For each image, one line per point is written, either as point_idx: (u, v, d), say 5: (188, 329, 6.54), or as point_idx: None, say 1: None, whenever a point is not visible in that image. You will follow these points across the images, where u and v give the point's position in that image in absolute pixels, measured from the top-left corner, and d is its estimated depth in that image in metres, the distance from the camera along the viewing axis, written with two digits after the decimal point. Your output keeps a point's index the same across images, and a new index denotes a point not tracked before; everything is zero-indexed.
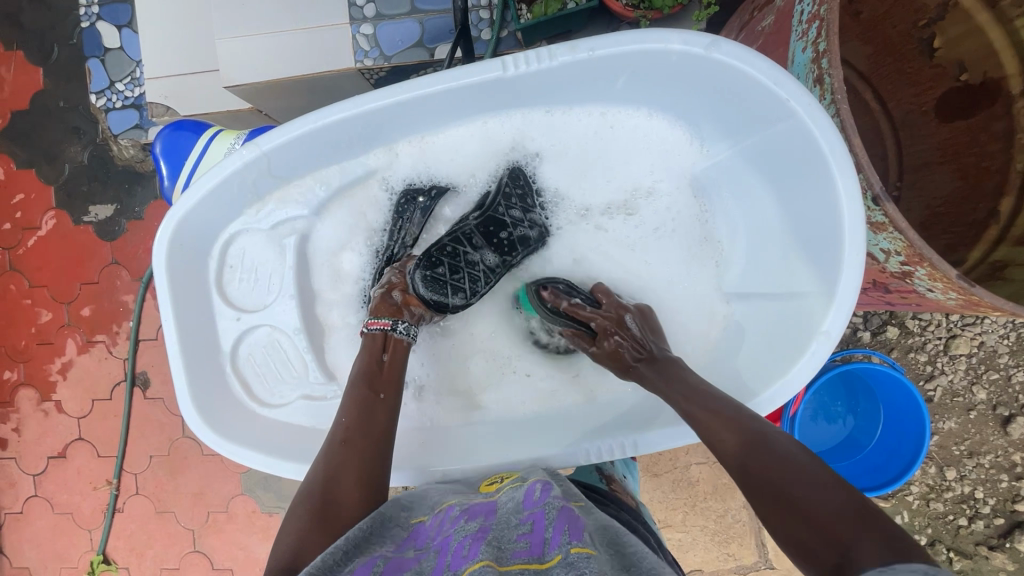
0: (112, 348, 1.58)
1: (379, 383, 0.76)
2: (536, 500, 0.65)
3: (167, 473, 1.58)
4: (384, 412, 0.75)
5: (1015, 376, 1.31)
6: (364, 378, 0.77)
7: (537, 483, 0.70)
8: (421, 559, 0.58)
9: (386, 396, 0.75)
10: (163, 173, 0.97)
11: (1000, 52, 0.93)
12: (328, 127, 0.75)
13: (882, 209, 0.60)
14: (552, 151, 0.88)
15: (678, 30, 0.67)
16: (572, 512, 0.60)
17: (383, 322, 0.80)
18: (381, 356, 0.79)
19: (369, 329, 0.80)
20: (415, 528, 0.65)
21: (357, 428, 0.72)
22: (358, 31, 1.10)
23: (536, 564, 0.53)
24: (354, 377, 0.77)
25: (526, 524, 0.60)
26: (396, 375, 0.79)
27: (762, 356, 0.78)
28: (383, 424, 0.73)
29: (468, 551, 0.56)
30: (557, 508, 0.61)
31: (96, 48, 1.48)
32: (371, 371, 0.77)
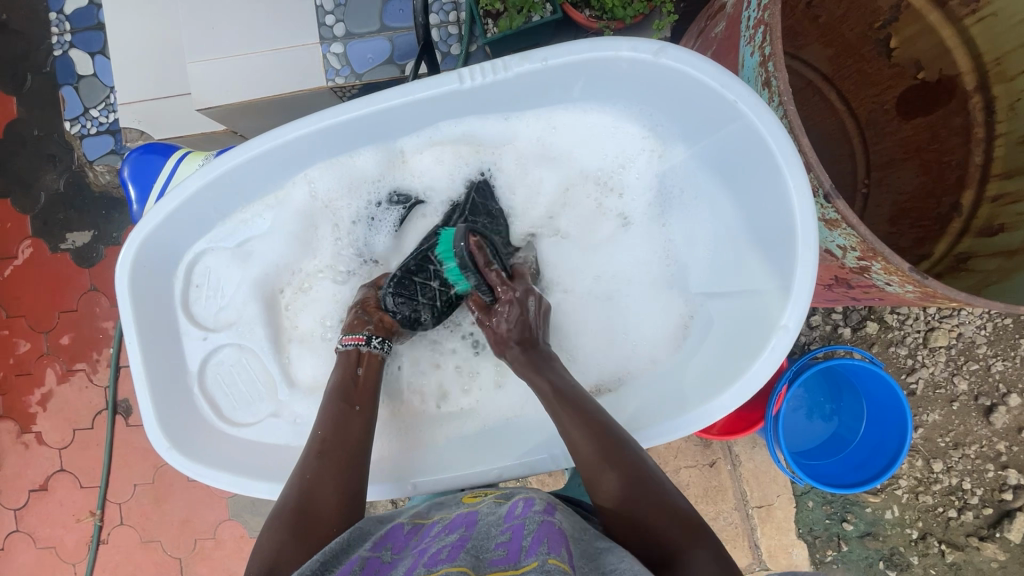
0: (93, 376, 1.56)
1: (353, 396, 0.77)
2: (517, 514, 0.63)
3: (152, 502, 1.55)
4: (360, 423, 0.75)
5: (994, 366, 1.33)
6: (339, 391, 0.78)
7: (521, 499, 0.67)
8: (396, 564, 0.57)
9: (362, 408, 0.77)
10: (133, 196, 0.97)
11: (952, 50, 0.96)
12: (286, 144, 0.75)
13: (834, 207, 0.61)
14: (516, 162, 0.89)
15: (626, 38, 0.68)
16: (554, 528, 0.59)
17: (357, 338, 0.82)
18: (354, 370, 0.81)
19: (344, 344, 0.83)
20: (393, 534, 0.65)
21: (333, 440, 0.72)
22: (329, 50, 1.11)
23: (511, 569, 0.52)
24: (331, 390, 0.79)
25: (505, 538, 0.59)
26: (370, 387, 0.80)
27: (728, 354, 0.78)
28: (359, 437, 0.74)
29: (445, 557, 0.56)
30: (536, 522, 0.60)
31: (69, 76, 1.49)
32: (346, 385, 0.79)
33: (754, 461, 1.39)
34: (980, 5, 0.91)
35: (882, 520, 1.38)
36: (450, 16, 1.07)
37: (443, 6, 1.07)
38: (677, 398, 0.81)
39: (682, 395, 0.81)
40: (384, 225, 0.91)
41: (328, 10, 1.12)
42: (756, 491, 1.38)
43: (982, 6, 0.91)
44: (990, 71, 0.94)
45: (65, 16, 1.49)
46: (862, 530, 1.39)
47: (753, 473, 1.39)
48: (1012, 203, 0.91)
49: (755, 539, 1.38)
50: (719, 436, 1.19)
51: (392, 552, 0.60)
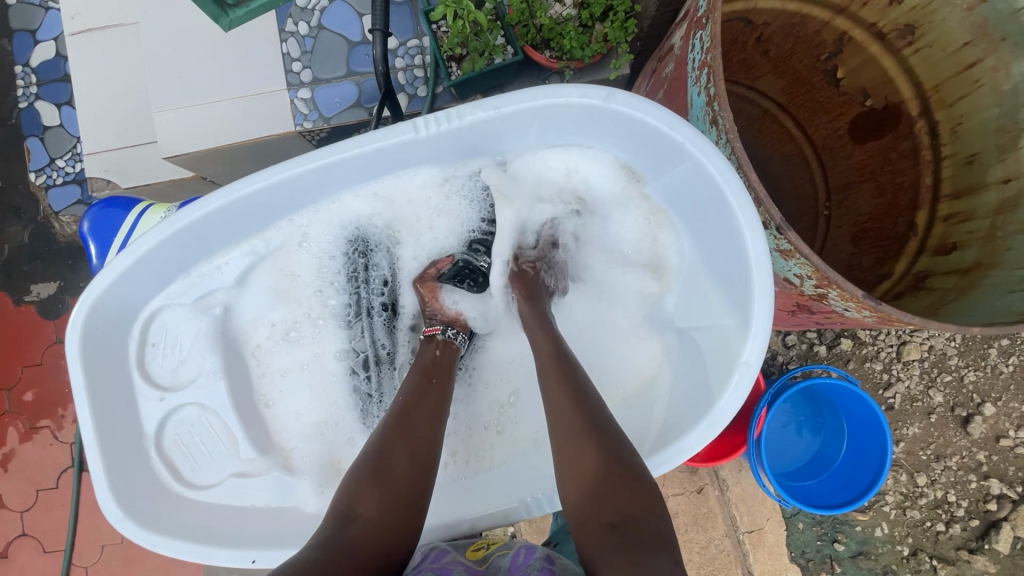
0: (58, 433, 1.50)
1: (431, 370, 0.79)
2: (520, 564, 0.64)
3: (121, 563, 1.47)
4: (435, 394, 0.76)
5: (966, 376, 1.35)
6: (418, 364, 0.80)
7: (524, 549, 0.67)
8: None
9: (438, 380, 0.78)
10: (93, 251, 0.95)
11: (895, 79, 1.00)
12: (244, 198, 0.75)
13: (786, 237, 0.62)
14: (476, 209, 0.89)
15: (576, 84, 0.70)
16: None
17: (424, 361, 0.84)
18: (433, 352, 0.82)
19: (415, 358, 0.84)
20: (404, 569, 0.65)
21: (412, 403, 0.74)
22: (296, 96, 1.12)
23: None
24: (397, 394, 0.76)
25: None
26: (449, 366, 0.82)
27: (700, 390, 0.77)
28: (435, 402, 0.75)
29: None
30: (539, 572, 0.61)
31: (35, 127, 1.48)
32: (426, 361, 0.80)
33: (741, 486, 1.37)
34: (915, 38, 0.95)
35: (873, 538, 1.37)
36: (415, 60, 1.09)
37: (409, 50, 1.09)
38: (652, 436, 0.80)
39: (657, 432, 0.80)
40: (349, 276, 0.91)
41: (295, 57, 1.13)
42: (745, 515, 1.36)
43: (917, 39, 0.95)
44: (931, 97, 0.98)
45: (30, 69, 1.48)
46: (853, 550, 1.37)
47: (742, 497, 1.37)
48: (963, 222, 0.94)
49: (748, 565, 1.36)
50: (703, 463, 1.19)
51: None
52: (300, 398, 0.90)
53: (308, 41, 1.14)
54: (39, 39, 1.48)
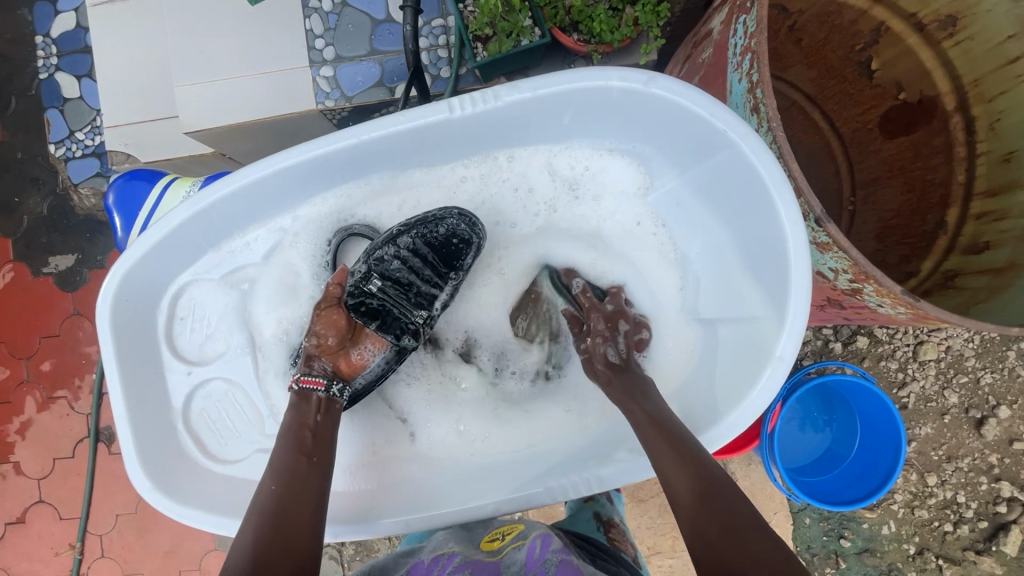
0: (75, 404, 1.52)
1: (310, 447, 0.71)
2: (535, 558, 0.65)
3: (134, 533, 1.50)
4: (316, 479, 0.69)
5: (983, 378, 1.34)
6: (295, 442, 0.71)
7: (539, 538, 0.70)
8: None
9: (318, 460, 0.70)
10: (118, 224, 0.95)
11: (931, 72, 0.98)
12: (274, 174, 0.75)
13: (825, 230, 0.62)
14: (503, 198, 0.89)
15: (616, 67, 0.69)
16: (571, 565, 0.63)
17: (318, 382, 0.76)
18: (312, 418, 0.74)
19: (303, 387, 0.75)
20: (416, 569, 0.67)
21: (287, 495, 0.66)
22: (319, 74, 1.11)
23: None
24: (263, 484, 0.68)
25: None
26: (330, 437, 0.73)
27: (729, 384, 0.77)
28: (314, 490, 0.68)
29: None
30: (556, 565, 0.63)
31: (55, 99, 1.47)
32: (303, 436, 0.71)
33: (750, 479, 1.37)
34: (956, 30, 0.93)
35: (879, 536, 1.37)
36: (439, 40, 1.08)
37: (433, 30, 1.07)
38: None
39: (680, 423, 0.80)
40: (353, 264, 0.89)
41: (318, 34, 1.12)
42: None
43: (958, 31, 0.93)
44: (969, 92, 0.96)
45: (51, 40, 1.48)
46: (859, 546, 1.38)
47: (750, 490, 1.37)
48: (996, 221, 0.93)
49: None
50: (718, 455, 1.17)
51: None
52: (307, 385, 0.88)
53: (331, 17, 1.12)
54: (59, 10, 1.47)
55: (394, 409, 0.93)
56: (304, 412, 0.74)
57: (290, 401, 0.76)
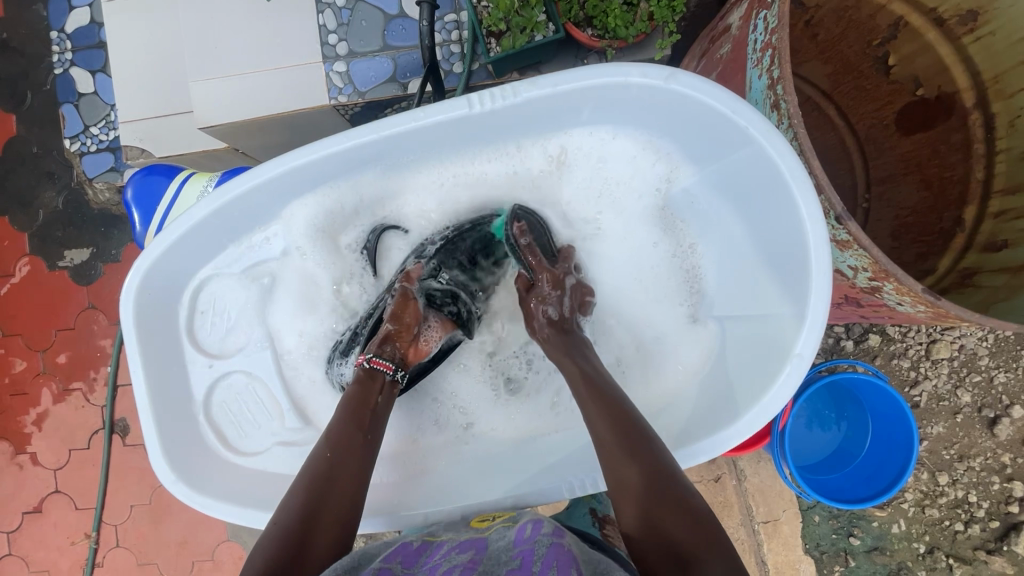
0: (90, 395, 1.54)
1: (368, 424, 0.72)
2: (526, 537, 0.63)
3: (149, 523, 1.52)
4: (365, 454, 0.70)
5: (996, 378, 1.32)
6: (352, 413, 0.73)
7: (527, 522, 0.67)
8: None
9: (372, 438, 0.72)
10: (136, 219, 0.96)
11: (951, 68, 0.96)
12: (295, 169, 0.75)
13: (846, 228, 0.62)
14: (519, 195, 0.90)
15: (636, 63, 0.69)
16: (562, 549, 0.59)
17: (386, 365, 0.77)
18: (375, 398, 0.75)
19: (373, 366, 0.76)
20: (403, 551, 0.66)
21: (336, 466, 0.68)
22: (332, 69, 1.11)
23: None
24: (318, 450, 0.70)
25: (515, 561, 0.58)
26: (385, 418, 0.75)
27: (745, 381, 0.78)
28: (362, 465, 0.69)
29: None
30: (546, 545, 0.60)
31: (70, 94, 1.48)
32: (361, 410, 0.73)
33: (759, 476, 1.37)
34: (977, 24, 0.91)
35: (889, 534, 1.37)
36: (452, 35, 1.07)
37: (446, 25, 1.07)
38: (690, 425, 0.81)
39: (695, 420, 0.81)
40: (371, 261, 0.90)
41: (331, 29, 1.12)
42: (762, 506, 1.37)
43: (979, 26, 0.91)
44: (989, 89, 0.95)
45: (66, 35, 1.49)
46: (869, 545, 1.37)
47: (759, 487, 1.37)
48: (1015, 220, 0.92)
49: (762, 555, 1.37)
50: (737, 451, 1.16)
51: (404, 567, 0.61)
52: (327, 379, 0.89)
53: (344, 13, 1.12)
54: (74, 5, 1.48)
55: (411, 403, 0.93)
56: (368, 389, 0.75)
57: (356, 375, 0.76)
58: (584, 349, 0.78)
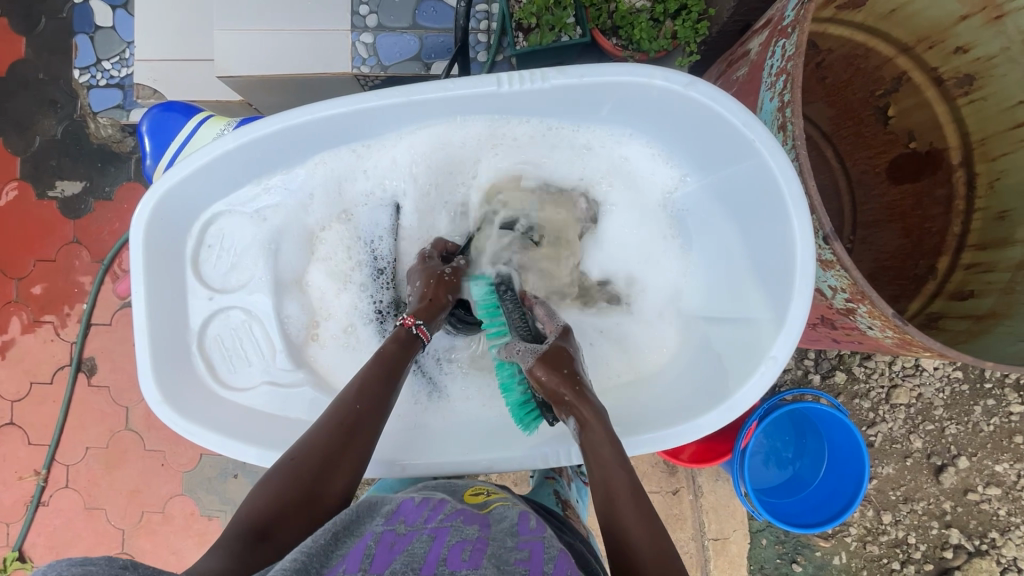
0: (60, 330, 1.51)
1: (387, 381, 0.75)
2: (531, 529, 0.64)
3: (102, 467, 1.50)
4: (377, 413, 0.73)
5: (947, 429, 1.39)
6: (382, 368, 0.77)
7: (532, 512, 0.69)
8: (413, 539, 0.58)
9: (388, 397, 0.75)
10: (147, 150, 0.97)
11: (943, 126, 1.03)
12: (323, 120, 0.77)
13: (831, 247, 0.67)
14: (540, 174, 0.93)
15: (661, 67, 0.73)
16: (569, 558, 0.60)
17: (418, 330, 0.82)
18: (391, 353, 0.78)
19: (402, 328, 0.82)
20: (404, 508, 0.65)
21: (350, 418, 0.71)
22: (358, 40, 1.13)
23: None
24: (345, 400, 0.73)
25: (523, 549, 0.59)
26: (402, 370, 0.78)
27: (721, 377, 0.82)
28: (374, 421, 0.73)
29: (467, 556, 0.56)
30: (556, 549, 0.61)
31: (86, 25, 1.46)
32: (388, 366, 0.77)
33: (715, 494, 1.41)
34: (972, 88, 0.98)
35: (830, 565, 1.42)
36: (481, 25, 1.10)
37: (477, 14, 1.09)
38: (663, 415, 0.84)
39: (673, 410, 0.84)
40: (377, 221, 0.93)
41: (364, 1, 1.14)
42: (713, 523, 1.41)
43: (973, 90, 0.98)
44: (975, 149, 1.01)
45: None
46: (809, 573, 1.43)
47: (713, 505, 1.41)
48: (984, 273, 0.97)
49: (707, 570, 1.41)
50: (689, 463, 1.21)
51: (405, 526, 0.61)
52: (337, 323, 0.93)
53: None
54: None
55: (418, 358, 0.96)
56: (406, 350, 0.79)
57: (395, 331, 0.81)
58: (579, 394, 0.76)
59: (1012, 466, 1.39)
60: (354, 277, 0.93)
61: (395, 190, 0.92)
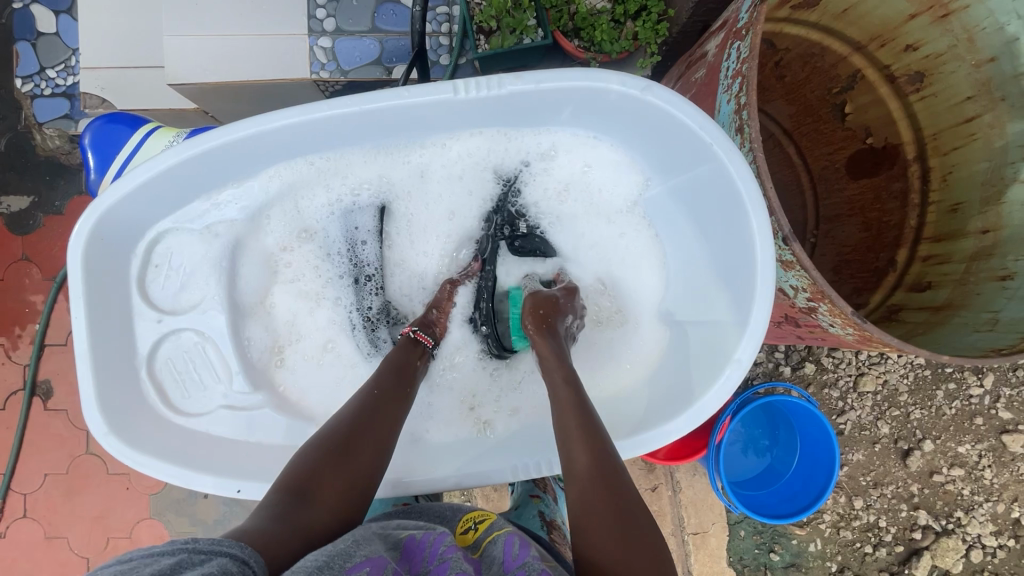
0: (12, 353, 1.44)
1: (408, 380, 0.79)
2: (514, 560, 0.61)
3: (63, 494, 1.43)
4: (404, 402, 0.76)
5: (912, 413, 1.43)
6: (395, 368, 0.79)
7: (516, 537, 0.66)
8: None
9: (409, 392, 0.77)
10: (91, 164, 0.93)
11: (897, 121, 1.05)
12: (271, 131, 0.75)
13: (791, 248, 0.67)
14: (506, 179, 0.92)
15: (618, 72, 0.72)
16: None
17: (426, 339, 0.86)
18: (415, 362, 0.82)
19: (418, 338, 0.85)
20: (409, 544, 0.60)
21: (380, 403, 0.73)
22: (316, 44, 1.10)
23: None
24: (364, 389, 0.75)
25: None
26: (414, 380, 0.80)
27: (689, 380, 0.82)
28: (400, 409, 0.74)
29: None
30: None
31: (28, 33, 1.38)
32: (403, 365, 0.80)
33: (693, 489, 1.43)
34: (923, 85, 1.01)
35: (806, 552, 1.45)
36: (443, 27, 1.08)
37: (438, 16, 1.07)
38: (635, 422, 0.84)
39: (643, 417, 0.84)
40: (355, 225, 0.92)
41: (320, 4, 1.11)
42: (693, 518, 1.42)
43: (924, 87, 1.00)
44: (928, 144, 1.04)
45: None
46: (787, 561, 1.45)
47: (692, 499, 1.43)
48: (940, 264, 1.00)
49: (688, 564, 1.42)
50: (666, 461, 1.22)
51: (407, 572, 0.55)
52: (311, 342, 0.91)
53: None
54: None
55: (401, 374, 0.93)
56: (409, 355, 0.83)
57: (403, 343, 0.84)
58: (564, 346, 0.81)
59: (973, 447, 1.44)
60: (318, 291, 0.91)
61: (353, 204, 0.90)
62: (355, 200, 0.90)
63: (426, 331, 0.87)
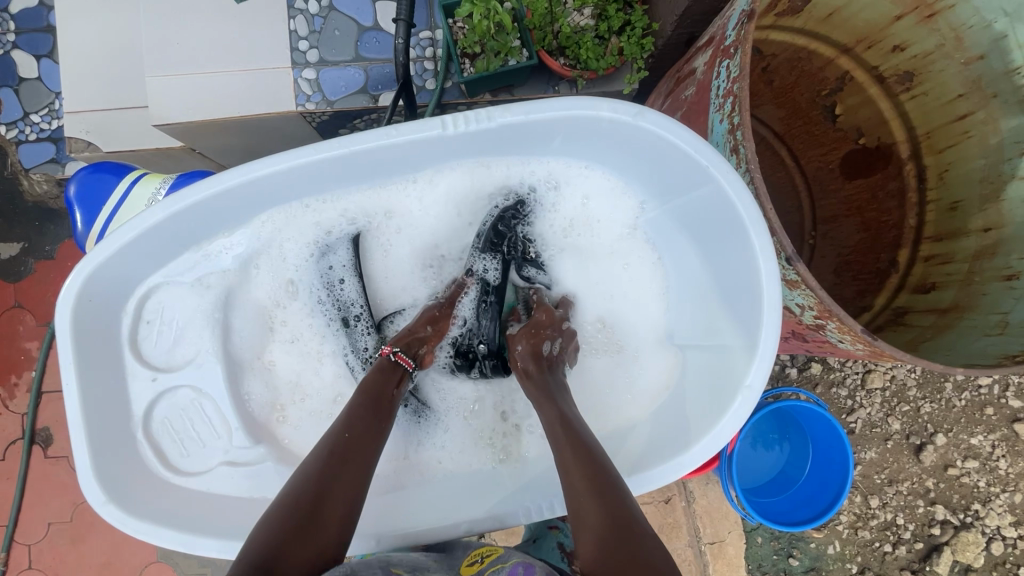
0: (8, 402, 1.41)
1: (384, 412, 0.74)
2: None
3: (68, 542, 1.40)
4: (375, 439, 0.71)
5: (922, 408, 1.42)
6: (368, 400, 0.74)
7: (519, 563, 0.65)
8: None
9: (383, 425, 0.73)
10: (78, 218, 0.92)
11: (889, 121, 1.05)
12: (258, 179, 0.74)
13: (795, 269, 0.66)
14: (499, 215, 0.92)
15: (608, 98, 0.71)
16: None
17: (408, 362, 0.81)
18: (392, 389, 0.77)
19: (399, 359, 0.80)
20: None
21: (352, 446, 0.68)
22: (300, 76, 1.09)
23: None
24: (334, 430, 0.71)
25: None
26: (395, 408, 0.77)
27: (699, 405, 0.81)
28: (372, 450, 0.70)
29: None
30: None
31: (9, 78, 1.36)
32: (377, 398, 0.75)
33: (707, 498, 1.41)
34: (912, 85, 1.00)
35: (825, 555, 1.43)
36: (427, 52, 1.07)
37: (421, 41, 1.06)
38: (649, 451, 0.82)
39: (656, 446, 0.82)
40: (331, 264, 0.91)
41: (302, 35, 1.10)
42: (708, 527, 1.40)
43: (914, 86, 1.00)
44: (922, 143, 1.03)
45: (10, 16, 1.35)
46: (806, 565, 1.43)
47: (706, 509, 1.41)
48: (942, 264, 0.99)
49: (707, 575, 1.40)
50: None
51: None
52: (320, 397, 0.92)
53: (317, 20, 1.10)
54: None
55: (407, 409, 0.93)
56: (388, 378, 0.78)
57: (379, 363, 0.80)
58: (563, 392, 0.77)
59: (986, 437, 1.42)
60: (315, 336, 0.91)
61: (345, 243, 0.90)
62: (337, 243, 0.90)
63: (408, 353, 0.82)
